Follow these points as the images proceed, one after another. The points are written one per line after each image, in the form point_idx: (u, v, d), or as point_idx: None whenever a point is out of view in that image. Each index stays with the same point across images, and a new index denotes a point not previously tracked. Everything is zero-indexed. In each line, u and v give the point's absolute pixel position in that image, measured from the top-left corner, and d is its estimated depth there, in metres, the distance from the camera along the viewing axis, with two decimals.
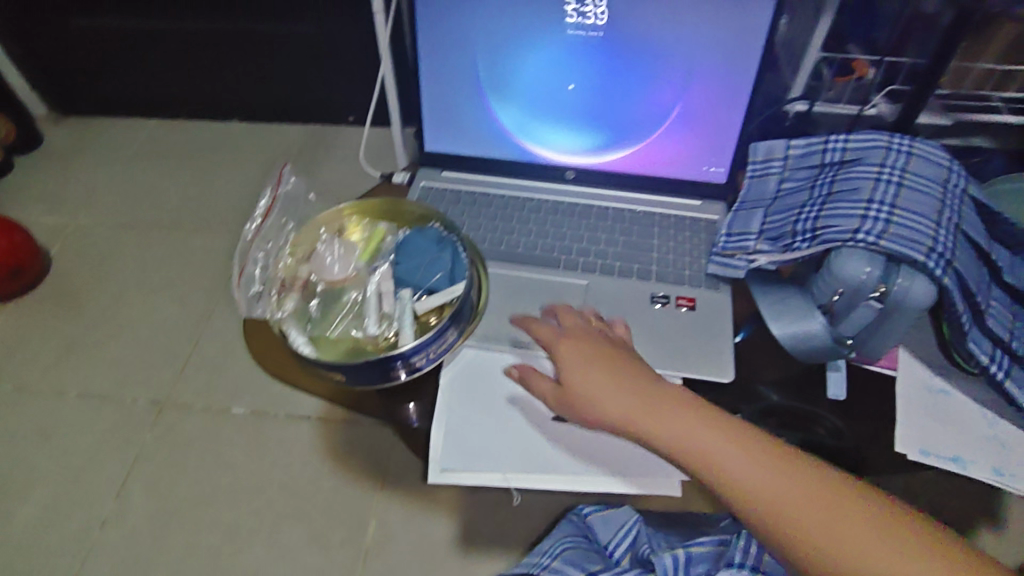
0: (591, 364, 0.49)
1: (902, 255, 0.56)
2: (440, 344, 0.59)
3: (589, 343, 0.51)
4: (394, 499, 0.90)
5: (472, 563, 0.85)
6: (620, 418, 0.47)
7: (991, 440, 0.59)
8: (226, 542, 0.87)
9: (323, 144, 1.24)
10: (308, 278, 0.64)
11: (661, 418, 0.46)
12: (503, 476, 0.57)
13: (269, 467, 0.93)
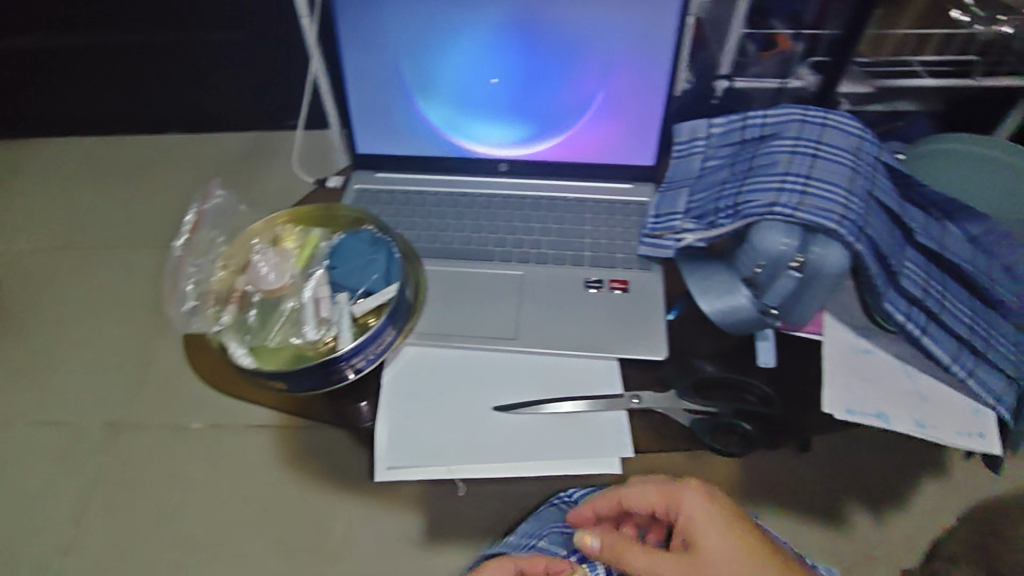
0: (723, 532, 0.54)
1: (816, 224, 0.57)
2: (378, 344, 0.60)
3: (720, 509, 0.56)
4: (356, 500, 0.90)
5: (437, 555, 0.87)
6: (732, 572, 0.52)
7: (914, 395, 0.62)
8: (192, 558, 0.88)
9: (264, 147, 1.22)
10: (245, 290, 0.65)
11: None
12: (450, 467, 0.59)
13: (229, 479, 0.93)
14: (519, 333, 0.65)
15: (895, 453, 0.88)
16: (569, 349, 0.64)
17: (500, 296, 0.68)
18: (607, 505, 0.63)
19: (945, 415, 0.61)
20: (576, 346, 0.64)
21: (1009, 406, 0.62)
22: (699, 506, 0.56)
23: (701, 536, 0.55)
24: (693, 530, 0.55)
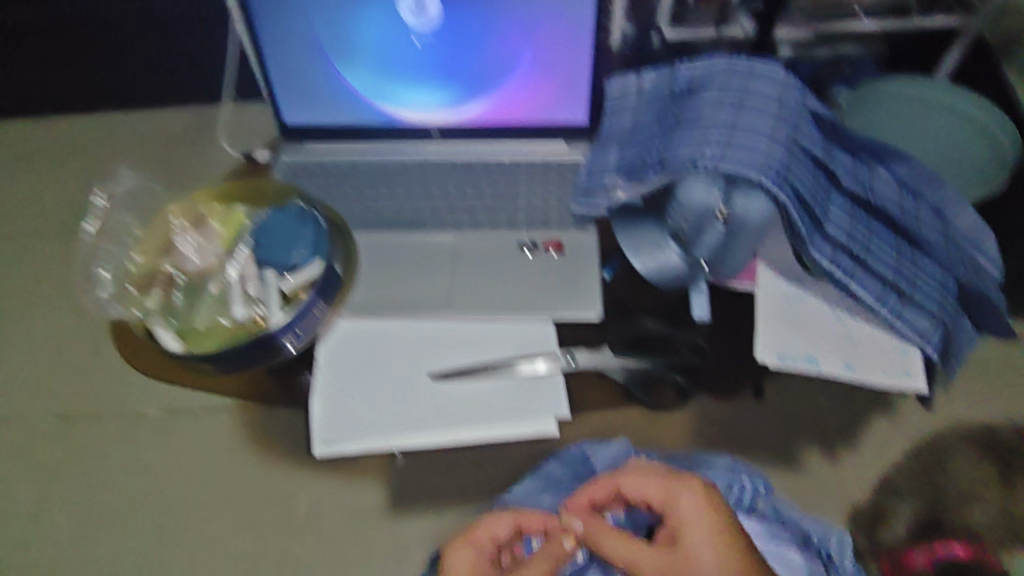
0: (710, 540, 0.56)
1: (739, 175, 0.57)
2: (308, 321, 0.60)
3: (711, 515, 0.57)
4: (317, 476, 0.89)
5: (401, 525, 0.86)
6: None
7: (844, 338, 0.64)
8: (156, 545, 0.88)
9: (204, 118, 1.16)
10: (169, 273, 0.63)
11: None
12: (388, 441, 0.60)
13: (188, 462, 0.92)
14: (454, 300, 0.65)
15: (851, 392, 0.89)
16: (502, 312, 0.64)
17: (433, 266, 0.67)
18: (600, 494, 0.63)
19: (872, 357, 0.63)
20: (511, 309, 0.64)
21: (937, 345, 0.63)
22: (692, 511, 0.57)
23: (688, 540, 0.56)
24: (682, 533, 0.57)
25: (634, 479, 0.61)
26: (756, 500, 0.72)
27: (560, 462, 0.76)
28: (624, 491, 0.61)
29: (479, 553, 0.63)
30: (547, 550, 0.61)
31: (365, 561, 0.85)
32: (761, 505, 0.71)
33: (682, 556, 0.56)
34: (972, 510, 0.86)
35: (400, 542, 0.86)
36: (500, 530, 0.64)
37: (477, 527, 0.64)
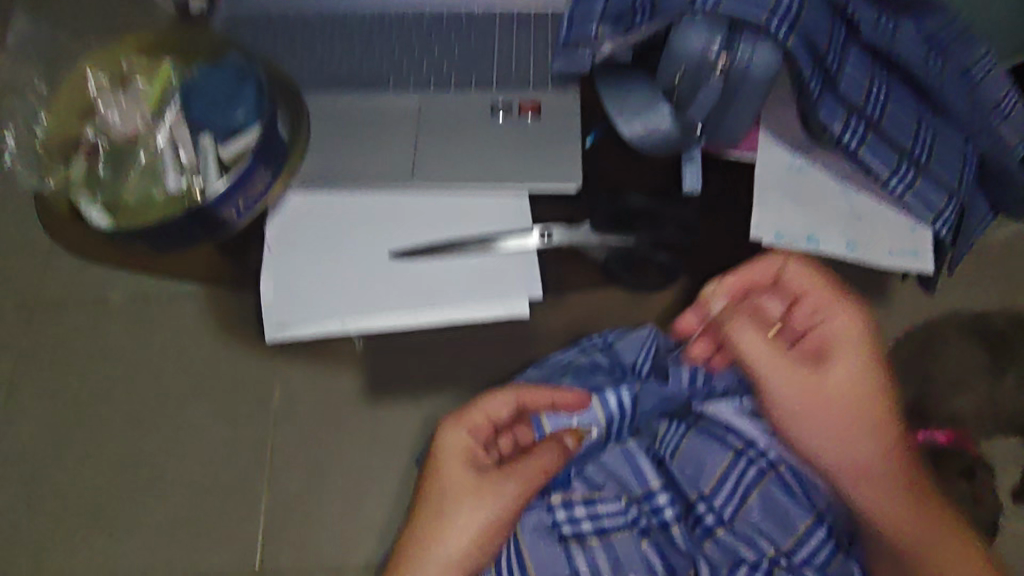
0: (862, 360, 0.57)
1: (745, 17, 0.49)
2: (250, 190, 0.53)
3: (866, 339, 0.57)
4: (292, 362, 0.85)
5: (382, 409, 0.83)
6: (844, 394, 0.56)
7: (849, 215, 0.58)
8: (129, 430, 0.85)
9: None
10: (93, 139, 0.56)
11: (863, 404, 0.56)
12: (343, 326, 0.56)
13: (159, 349, 0.88)
14: (416, 169, 0.58)
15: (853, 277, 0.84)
16: (467, 183, 0.58)
17: (394, 132, 0.59)
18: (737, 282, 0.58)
19: (879, 234, 0.58)
20: (481, 179, 0.58)
21: (948, 223, 0.58)
22: (850, 329, 0.57)
23: (839, 355, 0.57)
24: (831, 346, 0.58)
25: (798, 279, 0.58)
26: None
27: (585, 353, 0.70)
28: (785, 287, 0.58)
29: (474, 437, 0.59)
30: (549, 448, 0.59)
31: (345, 445, 0.83)
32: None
33: (829, 366, 0.57)
34: (955, 399, 0.83)
35: (381, 426, 0.83)
36: (500, 414, 0.59)
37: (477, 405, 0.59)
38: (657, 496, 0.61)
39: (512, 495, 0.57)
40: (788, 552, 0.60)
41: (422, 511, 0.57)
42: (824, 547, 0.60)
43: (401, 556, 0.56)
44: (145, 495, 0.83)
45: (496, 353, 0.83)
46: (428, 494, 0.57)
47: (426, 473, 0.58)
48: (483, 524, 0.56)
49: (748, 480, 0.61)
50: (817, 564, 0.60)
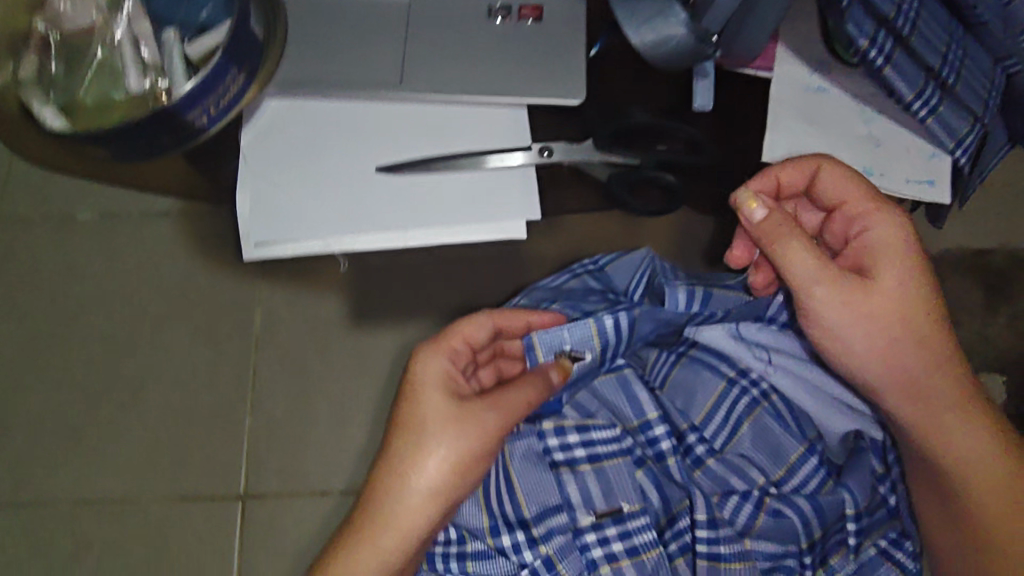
0: (909, 269, 0.51)
1: None
2: (220, 94, 0.48)
3: (913, 244, 0.52)
4: (274, 285, 0.82)
5: (368, 335, 0.81)
6: (892, 309, 0.51)
7: (866, 139, 0.55)
8: (103, 352, 0.82)
9: None
10: (41, 32, 0.50)
11: (910, 318, 0.51)
12: (326, 244, 0.53)
13: (134, 270, 0.84)
14: (404, 77, 0.53)
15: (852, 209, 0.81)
16: (458, 94, 0.53)
17: (380, 32, 0.53)
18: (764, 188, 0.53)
19: (896, 161, 0.55)
20: (476, 91, 0.53)
21: (968, 151, 0.54)
22: (894, 235, 0.51)
23: (884, 265, 0.52)
24: (872, 256, 0.52)
25: (837, 183, 0.52)
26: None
27: (577, 277, 0.68)
28: (820, 191, 0.52)
29: (454, 363, 0.56)
30: (531, 377, 0.57)
31: (329, 370, 0.80)
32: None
33: (875, 278, 0.51)
34: (982, 327, 0.79)
35: (367, 352, 0.81)
36: (478, 339, 0.58)
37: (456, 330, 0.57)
38: (652, 425, 0.60)
39: (494, 423, 0.55)
40: (778, 481, 0.59)
41: (399, 441, 0.54)
42: (816, 474, 0.59)
43: (378, 487, 0.54)
44: (122, 419, 0.80)
45: (485, 282, 0.80)
46: (405, 423, 0.55)
47: (402, 401, 0.56)
48: (464, 452, 0.54)
49: (740, 409, 0.59)
50: (808, 491, 0.58)
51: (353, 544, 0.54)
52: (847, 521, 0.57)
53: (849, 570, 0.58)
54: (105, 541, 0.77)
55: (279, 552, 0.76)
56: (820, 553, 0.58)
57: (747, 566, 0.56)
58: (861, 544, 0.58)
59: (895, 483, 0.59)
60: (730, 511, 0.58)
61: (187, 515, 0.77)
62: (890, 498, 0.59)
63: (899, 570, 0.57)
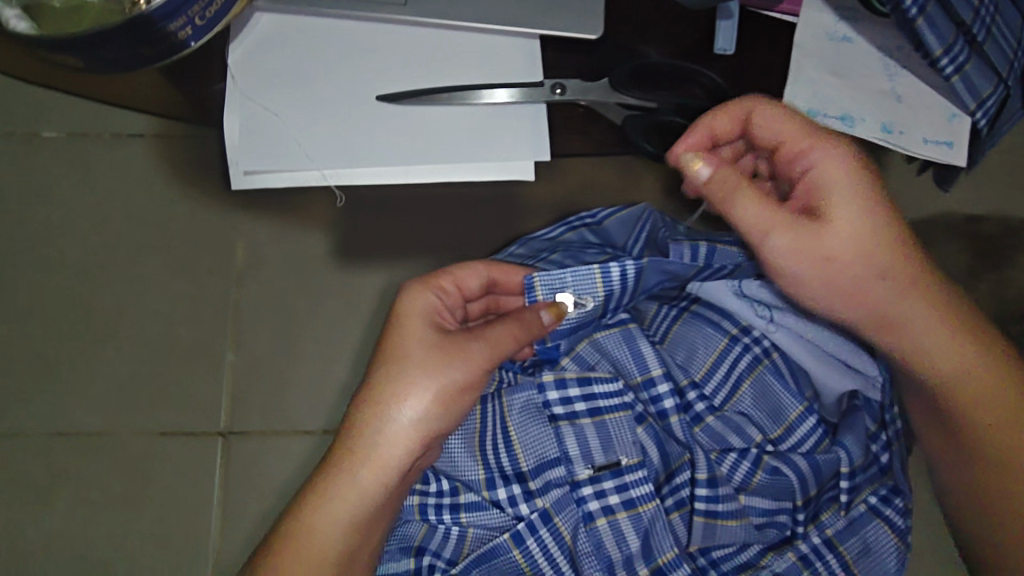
0: (860, 200, 0.47)
1: None
2: (206, 4, 0.45)
3: (859, 170, 0.48)
4: (257, 219, 0.79)
5: (353, 275, 0.79)
6: (850, 245, 0.48)
7: (889, 95, 0.53)
8: (76, 282, 0.78)
9: None
10: None
11: (867, 252, 0.48)
12: (322, 176, 0.50)
13: (107, 195, 0.79)
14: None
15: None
16: (466, 22, 0.50)
17: None
18: (698, 142, 0.50)
19: (917, 119, 0.53)
20: (488, 19, 0.49)
21: (989, 114, 0.52)
22: (839, 166, 0.48)
23: (836, 201, 0.48)
24: (821, 195, 0.48)
25: (768, 123, 0.49)
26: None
27: (573, 231, 0.64)
28: (754, 135, 0.49)
29: (440, 298, 0.55)
30: (518, 312, 0.54)
31: (313, 309, 0.78)
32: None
33: (828, 217, 0.48)
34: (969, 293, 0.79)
35: (352, 293, 0.78)
36: (468, 281, 0.56)
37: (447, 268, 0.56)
38: (656, 383, 0.60)
39: (476, 353, 0.52)
40: (775, 439, 0.59)
41: (376, 371, 0.52)
42: (813, 433, 0.59)
43: (355, 418, 0.52)
44: (97, 351, 0.77)
45: (478, 224, 0.78)
46: (384, 354, 0.53)
47: (383, 334, 0.54)
48: (445, 382, 0.52)
49: (740, 368, 0.59)
50: (805, 450, 0.59)
51: (329, 477, 0.51)
52: (841, 478, 0.56)
53: (841, 528, 0.56)
54: (82, 473, 0.75)
55: (262, 490, 0.75)
56: (812, 510, 0.58)
57: (742, 523, 0.57)
58: (852, 500, 0.56)
59: (887, 443, 0.56)
60: (727, 468, 0.58)
61: (167, 451, 0.76)
62: (882, 456, 0.56)
63: (889, 529, 0.55)
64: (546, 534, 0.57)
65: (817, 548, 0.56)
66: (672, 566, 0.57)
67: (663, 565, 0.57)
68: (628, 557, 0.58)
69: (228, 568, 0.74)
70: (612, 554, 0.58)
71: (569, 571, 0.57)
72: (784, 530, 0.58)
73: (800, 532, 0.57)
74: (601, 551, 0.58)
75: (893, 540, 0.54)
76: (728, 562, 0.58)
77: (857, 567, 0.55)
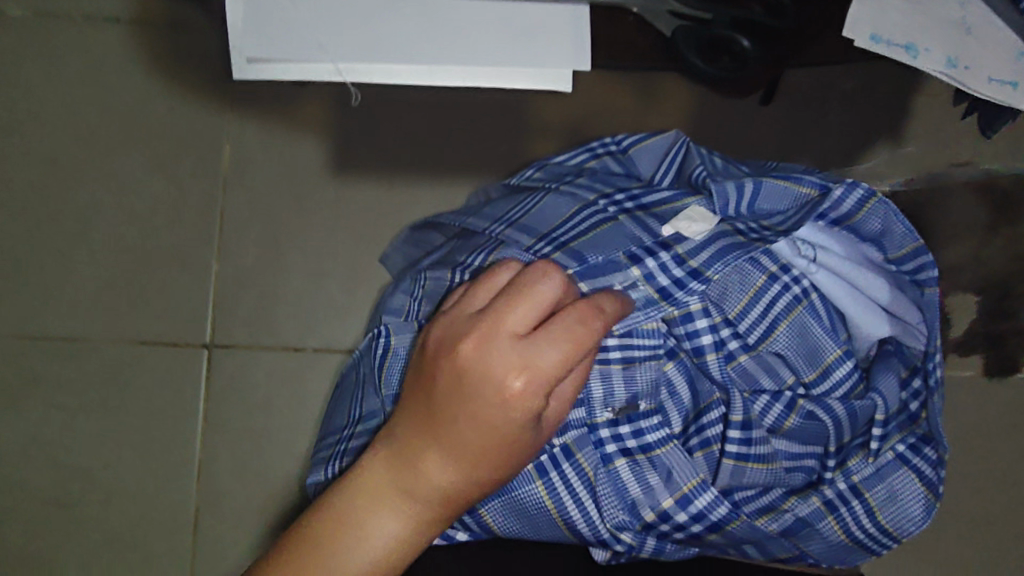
0: None
1: None
2: None
3: None
4: (245, 120, 0.73)
5: (348, 187, 0.73)
6: None
7: (959, 24, 0.48)
8: (47, 176, 0.72)
9: None
10: None
11: None
12: (337, 70, 0.45)
13: (78, 85, 0.72)
14: None
15: (887, 103, 0.74)
16: None
17: None
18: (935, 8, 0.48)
19: (984, 54, 0.48)
20: None
21: None
22: None
23: None
24: None
25: None
26: (861, 207, 0.50)
27: (596, 158, 0.59)
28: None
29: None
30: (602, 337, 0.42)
31: (303, 221, 0.73)
32: (865, 217, 0.51)
33: None
34: None
35: (346, 205, 0.73)
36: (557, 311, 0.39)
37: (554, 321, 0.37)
38: (693, 318, 0.53)
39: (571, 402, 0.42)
40: (808, 383, 0.53)
41: (462, 468, 0.38)
42: (848, 377, 0.52)
43: (419, 507, 0.38)
44: (72, 251, 0.72)
45: (483, 143, 0.73)
46: (472, 448, 0.37)
47: (469, 414, 0.37)
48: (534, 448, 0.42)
49: (778, 308, 0.52)
50: (839, 396, 0.52)
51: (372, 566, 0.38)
52: (874, 426, 0.51)
53: (867, 475, 0.51)
54: (59, 377, 0.72)
55: (248, 403, 0.72)
56: (839, 456, 0.52)
57: (769, 468, 0.51)
58: (881, 447, 0.51)
59: (918, 391, 0.51)
60: (759, 410, 0.52)
61: (147, 362, 0.72)
62: (912, 404, 0.52)
63: (918, 479, 0.50)
64: (569, 469, 0.50)
65: (842, 495, 0.51)
66: (709, 504, 0.50)
67: (687, 494, 0.50)
68: (649, 493, 0.51)
69: (214, 479, 0.71)
70: (631, 491, 0.51)
71: (592, 507, 0.49)
72: (810, 474, 0.52)
73: (827, 478, 0.51)
74: (620, 492, 0.51)
75: (921, 490, 0.50)
76: (751, 504, 0.51)
77: (884, 515, 0.50)
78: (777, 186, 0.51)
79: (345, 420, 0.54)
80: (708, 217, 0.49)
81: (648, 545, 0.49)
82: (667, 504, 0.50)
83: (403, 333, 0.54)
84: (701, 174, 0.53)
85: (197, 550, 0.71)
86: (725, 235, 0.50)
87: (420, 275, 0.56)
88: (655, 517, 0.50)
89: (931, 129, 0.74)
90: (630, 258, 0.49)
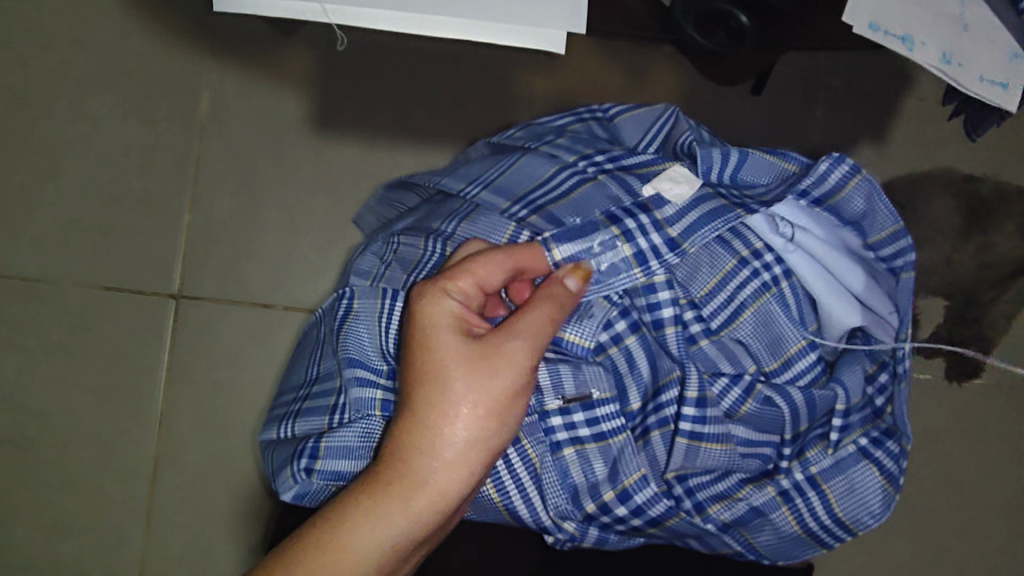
0: None
1: None
2: None
3: None
4: (225, 65, 0.71)
5: (328, 142, 0.71)
6: None
7: (956, 21, 0.47)
8: (12, 108, 0.69)
9: None
10: None
11: None
12: (323, 10, 0.43)
13: (52, 14, 0.70)
14: None
15: (875, 104, 0.74)
16: None
17: None
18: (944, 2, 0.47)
19: (978, 54, 0.48)
20: None
21: None
22: None
23: None
24: None
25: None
26: (845, 184, 0.49)
27: (581, 123, 0.58)
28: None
29: (464, 303, 0.42)
30: (552, 291, 0.44)
31: (280, 175, 0.71)
32: (849, 195, 0.49)
33: None
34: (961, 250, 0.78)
35: (325, 161, 0.71)
36: (493, 282, 0.43)
37: (462, 273, 0.42)
38: (656, 290, 0.49)
39: (529, 351, 0.41)
40: (769, 372, 0.51)
41: (408, 403, 0.41)
42: (811, 368, 0.51)
43: (382, 464, 0.41)
44: (37, 190, 0.70)
45: (469, 110, 0.72)
46: (410, 378, 0.42)
47: (406, 351, 0.43)
48: (495, 390, 0.41)
49: (745, 293, 0.51)
50: (801, 385, 0.51)
51: (339, 522, 0.40)
52: (834, 417, 0.50)
53: (825, 467, 0.50)
54: (15, 318, 0.69)
55: (211, 357, 0.70)
56: (797, 446, 0.51)
57: (725, 449, 0.49)
58: (842, 440, 0.50)
59: (884, 386, 0.51)
60: (717, 392, 0.50)
61: (109, 309, 0.70)
62: (877, 399, 0.52)
63: (878, 473, 0.50)
64: (513, 455, 0.48)
65: (799, 485, 0.50)
66: (648, 500, 0.48)
67: (628, 487, 0.48)
68: (592, 484, 0.49)
69: (174, 431, 0.70)
70: (575, 479, 0.49)
71: (535, 496, 0.48)
72: (766, 462, 0.51)
73: (784, 467, 0.50)
74: (564, 480, 0.49)
75: (880, 482, 0.50)
76: (705, 491, 0.50)
77: (840, 506, 0.50)
78: (763, 158, 0.51)
79: (302, 377, 0.54)
80: (691, 178, 0.49)
81: (591, 535, 0.49)
82: (609, 496, 0.48)
83: (368, 297, 0.50)
84: (689, 139, 0.53)
85: (153, 501, 0.70)
86: (708, 197, 0.49)
87: (394, 238, 0.54)
88: (596, 509, 0.49)
89: (916, 133, 0.74)
90: (608, 219, 0.48)
